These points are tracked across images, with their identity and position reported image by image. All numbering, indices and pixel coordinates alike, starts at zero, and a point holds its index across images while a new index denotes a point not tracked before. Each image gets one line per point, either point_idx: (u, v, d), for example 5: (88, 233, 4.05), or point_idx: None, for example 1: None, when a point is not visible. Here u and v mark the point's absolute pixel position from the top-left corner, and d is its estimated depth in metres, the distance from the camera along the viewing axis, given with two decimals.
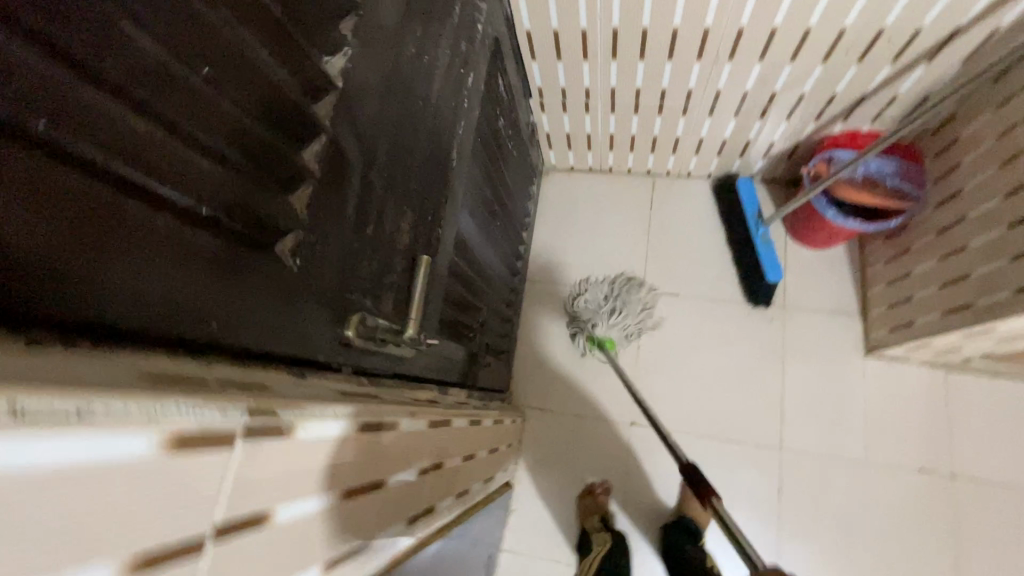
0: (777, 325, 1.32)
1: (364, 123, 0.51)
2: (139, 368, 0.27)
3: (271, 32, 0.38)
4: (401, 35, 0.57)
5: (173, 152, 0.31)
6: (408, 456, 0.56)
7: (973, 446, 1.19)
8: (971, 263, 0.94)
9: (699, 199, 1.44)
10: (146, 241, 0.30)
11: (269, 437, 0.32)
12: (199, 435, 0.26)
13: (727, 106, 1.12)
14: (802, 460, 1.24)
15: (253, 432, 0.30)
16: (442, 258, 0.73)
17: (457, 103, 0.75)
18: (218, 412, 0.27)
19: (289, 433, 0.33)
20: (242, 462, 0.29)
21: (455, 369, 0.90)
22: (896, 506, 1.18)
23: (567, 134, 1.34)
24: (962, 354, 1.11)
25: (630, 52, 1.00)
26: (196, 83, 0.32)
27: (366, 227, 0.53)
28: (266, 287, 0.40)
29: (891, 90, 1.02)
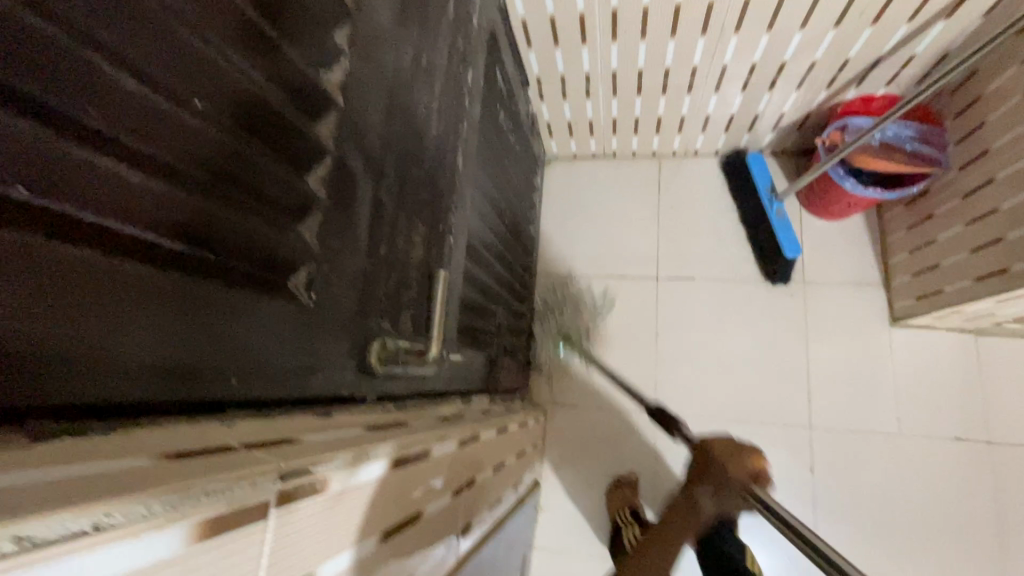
0: (798, 302, 1.29)
1: (370, 137, 0.48)
2: (157, 445, 0.25)
3: (261, 53, 0.35)
4: (399, 38, 0.54)
5: (168, 199, 0.29)
6: (442, 480, 0.54)
7: (1009, 411, 1.16)
8: (1003, 225, 0.90)
9: (708, 177, 1.40)
10: (148, 300, 0.28)
11: (303, 497, 0.29)
12: (232, 516, 0.24)
13: (735, 80, 1.08)
14: (833, 438, 1.21)
15: (286, 497, 0.28)
16: (456, 267, 0.70)
17: (459, 103, 0.71)
18: (248, 486, 0.25)
19: (323, 488, 0.31)
20: (277, 532, 0.27)
21: (476, 377, 0.88)
22: (932, 478, 1.16)
23: (568, 122, 1.30)
24: (994, 318, 1.08)
25: (631, 33, 0.96)
26: (188, 121, 0.29)
27: (380, 247, 0.50)
28: (282, 328, 0.38)
29: (906, 51, 0.97)
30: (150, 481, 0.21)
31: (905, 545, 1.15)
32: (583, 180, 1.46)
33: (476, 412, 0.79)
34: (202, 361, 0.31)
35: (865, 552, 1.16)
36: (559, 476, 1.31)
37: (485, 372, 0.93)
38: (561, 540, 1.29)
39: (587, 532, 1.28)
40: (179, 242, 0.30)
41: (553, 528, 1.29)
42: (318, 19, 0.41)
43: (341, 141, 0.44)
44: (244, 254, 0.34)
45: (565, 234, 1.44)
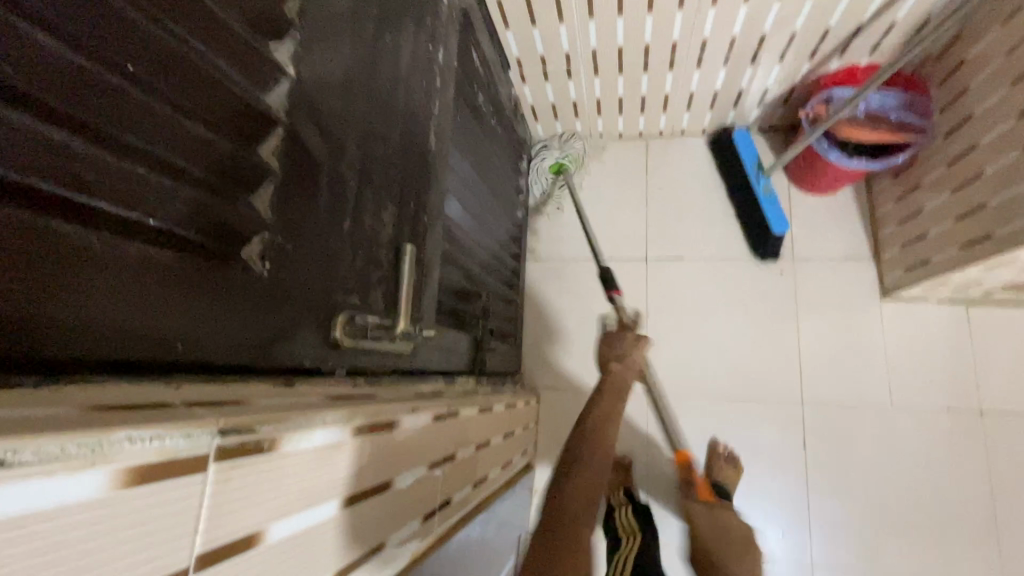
0: (788, 278, 1.28)
1: (327, 111, 0.48)
2: (90, 401, 0.25)
3: (204, 22, 0.35)
4: (358, 15, 0.54)
5: (103, 164, 0.29)
6: (415, 453, 0.54)
7: (1001, 381, 1.15)
8: (987, 192, 0.89)
9: (696, 157, 1.39)
10: (89, 265, 0.28)
11: (249, 454, 0.30)
12: (162, 464, 0.24)
13: (715, 55, 1.07)
14: (824, 412, 1.21)
15: (228, 452, 0.28)
16: (431, 246, 0.70)
17: (428, 82, 0.71)
18: (184, 436, 0.25)
19: (272, 448, 0.32)
20: (218, 486, 0.28)
21: (460, 358, 0.88)
22: (925, 450, 1.16)
23: (552, 104, 1.29)
24: (983, 287, 1.07)
25: (608, 9, 0.95)
26: (125, 87, 0.29)
27: (343, 222, 0.51)
28: (236, 298, 0.38)
29: (887, 18, 0.96)
30: (69, 425, 0.21)
31: (899, 517, 1.15)
32: None
33: (458, 391, 0.79)
34: (147, 328, 0.32)
35: (858, 525, 1.16)
36: (553, 459, 1.32)
37: (470, 354, 0.94)
38: None
39: None
40: (118, 207, 0.30)
41: None
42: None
43: (294, 114, 0.44)
44: (192, 223, 0.34)
45: (554, 218, 1.44)
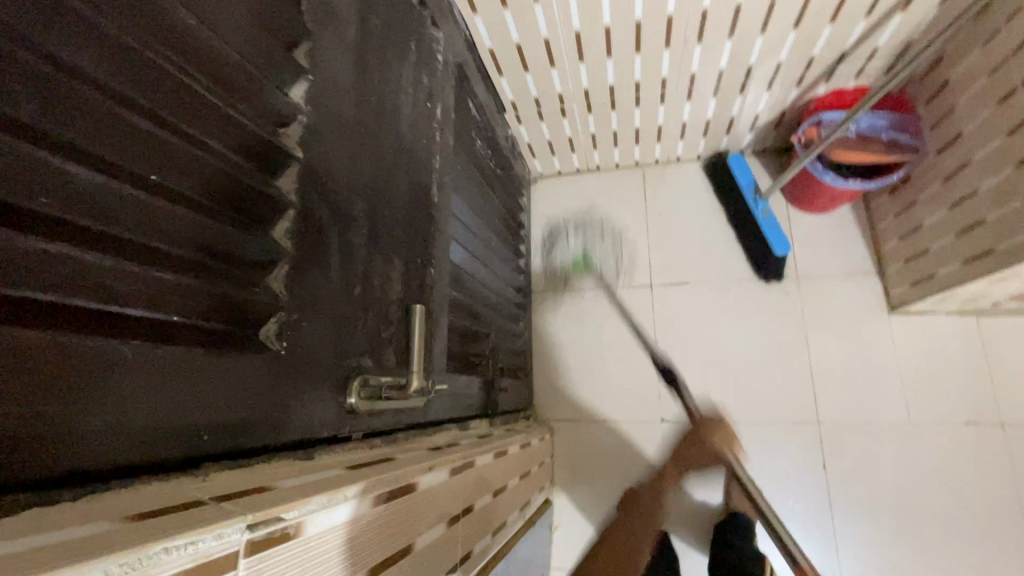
0: (794, 297, 1.29)
1: (335, 184, 0.50)
2: (129, 512, 0.26)
3: (212, 123, 0.37)
4: (361, 86, 0.56)
5: (125, 272, 0.31)
6: (433, 511, 0.54)
7: (1020, 391, 1.14)
8: (983, 207, 0.90)
9: (693, 182, 1.41)
10: (119, 369, 0.30)
11: (275, 544, 0.30)
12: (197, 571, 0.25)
13: (705, 87, 1.10)
14: (842, 432, 1.20)
15: (257, 545, 0.29)
16: (438, 297, 0.72)
17: (429, 138, 0.74)
18: (215, 538, 0.26)
19: (296, 533, 0.32)
20: None
21: (472, 402, 0.89)
22: (949, 465, 1.14)
23: (548, 141, 1.32)
24: (991, 299, 1.07)
25: (597, 52, 0.99)
26: (145, 198, 0.32)
27: (354, 287, 0.52)
28: (255, 378, 0.39)
29: (869, 44, 0.98)
30: (110, 545, 0.22)
31: (928, 537, 1.12)
32: (569, 195, 1.48)
33: (472, 437, 0.80)
34: (177, 420, 0.33)
35: (887, 546, 1.14)
36: (571, 493, 1.31)
37: (482, 395, 0.94)
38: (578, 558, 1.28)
39: None
40: (142, 308, 0.32)
41: (569, 546, 1.28)
42: (271, 82, 0.43)
43: (305, 193, 0.46)
44: (211, 312, 0.36)
45: (557, 250, 1.45)
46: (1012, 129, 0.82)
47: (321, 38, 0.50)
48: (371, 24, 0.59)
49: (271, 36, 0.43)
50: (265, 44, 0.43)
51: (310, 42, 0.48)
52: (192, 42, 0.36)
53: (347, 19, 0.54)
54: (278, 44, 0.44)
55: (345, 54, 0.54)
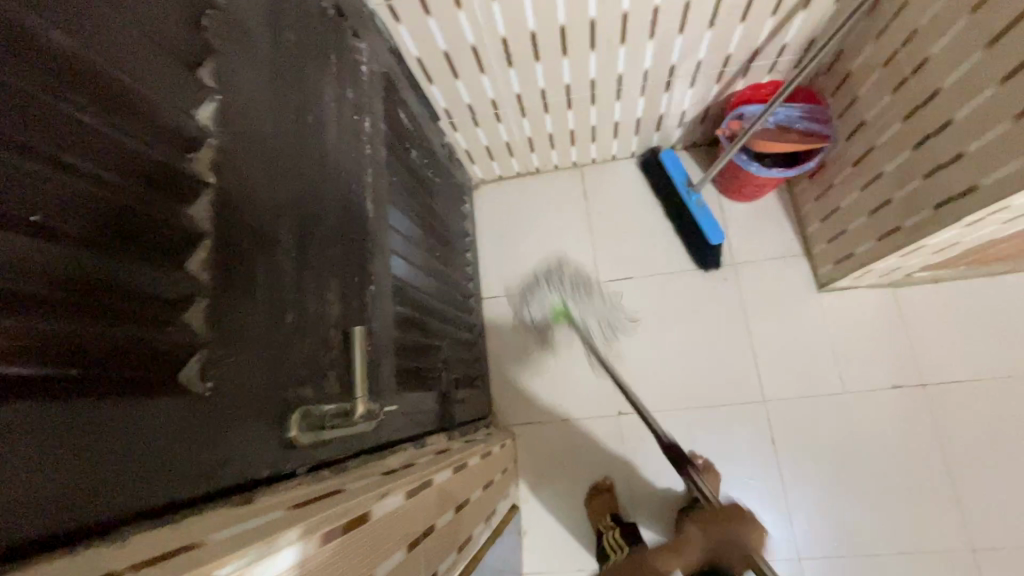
0: (732, 283, 1.34)
1: (258, 207, 0.47)
2: None
3: (106, 157, 0.34)
4: (280, 103, 0.53)
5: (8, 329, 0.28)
6: (391, 540, 0.52)
7: (935, 353, 1.24)
8: (890, 188, 0.97)
9: (630, 179, 1.45)
10: (12, 436, 0.27)
11: None
12: None
13: (632, 87, 1.13)
14: (786, 407, 1.26)
15: None
16: (381, 314, 0.70)
17: (359, 151, 0.72)
18: None
19: None
20: None
21: (428, 417, 0.87)
22: (882, 429, 1.22)
23: (486, 146, 1.32)
24: (904, 270, 1.16)
25: (525, 56, 0.99)
26: (27, 244, 0.29)
27: (286, 314, 0.49)
28: (175, 424, 0.37)
29: (778, 41, 1.04)
30: None
31: (870, 497, 1.20)
32: (512, 199, 1.49)
33: (430, 454, 0.78)
34: (85, 481, 0.31)
35: (835, 510, 1.21)
36: (538, 496, 1.31)
37: (438, 409, 0.92)
38: (550, 559, 1.28)
39: (574, 546, 1.27)
40: (35, 366, 0.29)
41: (540, 549, 1.28)
42: (175, 105, 0.40)
43: (224, 220, 0.43)
44: (119, 359, 0.34)
45: (503, 255, 1.46)
46: (908, 115, 0.88)
47: (229, 55, 0.47)
48: (285, 38, 0.56)
49: (171, 56, 0.41)
50: (164, 66, 0.40)
51: (216, 59, 0.45)
52: (77, 69, 0.33)
53: (258, 33, 0.51)
54: (179, 65, 0.41)
55: (258, 70, 0.51)
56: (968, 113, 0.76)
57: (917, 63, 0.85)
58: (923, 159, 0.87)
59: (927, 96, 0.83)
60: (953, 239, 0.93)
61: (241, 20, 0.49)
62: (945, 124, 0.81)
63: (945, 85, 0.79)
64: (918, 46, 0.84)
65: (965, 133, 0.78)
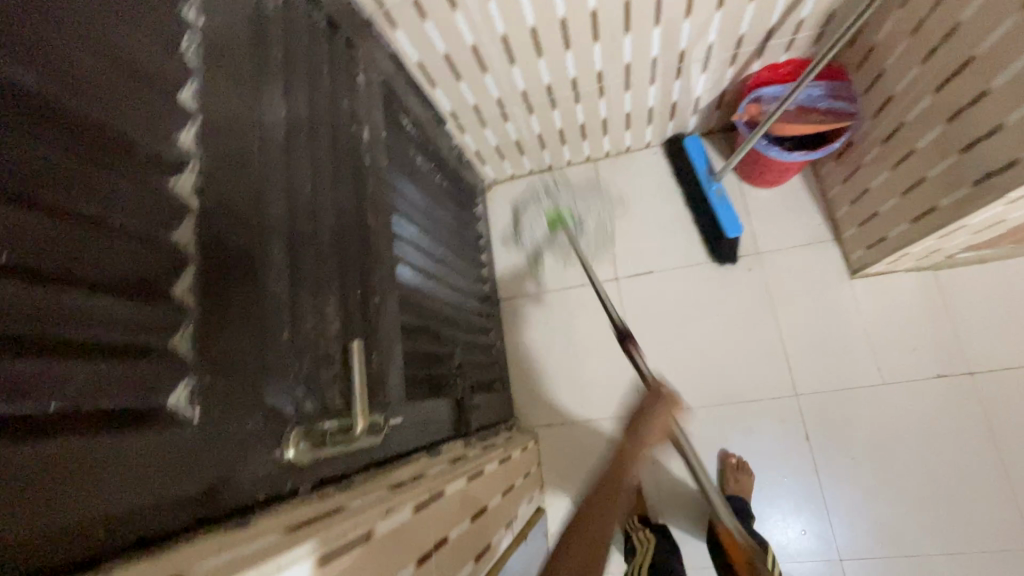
0: (757, 273, 1.29)
1: (247, 228, 0.47)
2: None
3: (70, 189, 0.33)
4: (265, 121, 0.53)
5: (11, 367, 0.29)
6: (397, 560, 0.50)
7: (983, 338, 1.16)
8: (922, 165, 0.90)
9: (648, 169, 1.40)
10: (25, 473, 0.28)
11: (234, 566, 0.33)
12: None
13: (641, 76, 1.09)
14: (819, 400, 1.20)
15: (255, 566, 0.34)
16: (385, 326, 0.69)
17: (357, 161, 0.72)
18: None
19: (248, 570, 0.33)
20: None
21: (443, 424, 0.86)
22: (927, 420, 1.15)
23: (495, 146, 1.30)
24: (945, 252, 1.08)
25: (527, 53, 0.97)
26: (22, 287, 0.30)
27: (281, 333, 0.49)
28: (171, 449, 0.37)
29: (794, 17, 0.99)
30: None
31: (916, 494, 1.13)
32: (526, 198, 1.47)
33: (444, 463, 0.77)
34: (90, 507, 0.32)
35: (878, 508, 1.14)
36: (564, 496, 1.28)
37: (452, 416, 0.91)
38: None
39: None
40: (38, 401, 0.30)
41: None
42: (147, 130, 0.40)
43: (209, 245, 0.43)
44: (104, 389, 0.34)
45: (520, 254, 1.44)
46: (939, 86, 0.82)
47: (212, 75, 0.47)
48: (271, 55, 0.56)
49: (137, 80, 0.40)
50: (138, 91, 0.40)
51: (194, 83, 0.45)
52: (30, 95, 0.32)
53: (241, 53, 0.51)
54: (158, 93, 0.41)
55: (244, 91, 0.50)
56: (1008, 79, 0.69)
57: (948, 29, 0.78)
58: (957, 134, 0.80)
59: (959, 66, 0.77)
60: (995, 217, 0.86)
61: (224, 42, 0.49)
62: (982, 94, 0.74)
63: (980, 51, 0.72)
64: (949, 12, 0.77)
65: (1004, 101, 0.71)
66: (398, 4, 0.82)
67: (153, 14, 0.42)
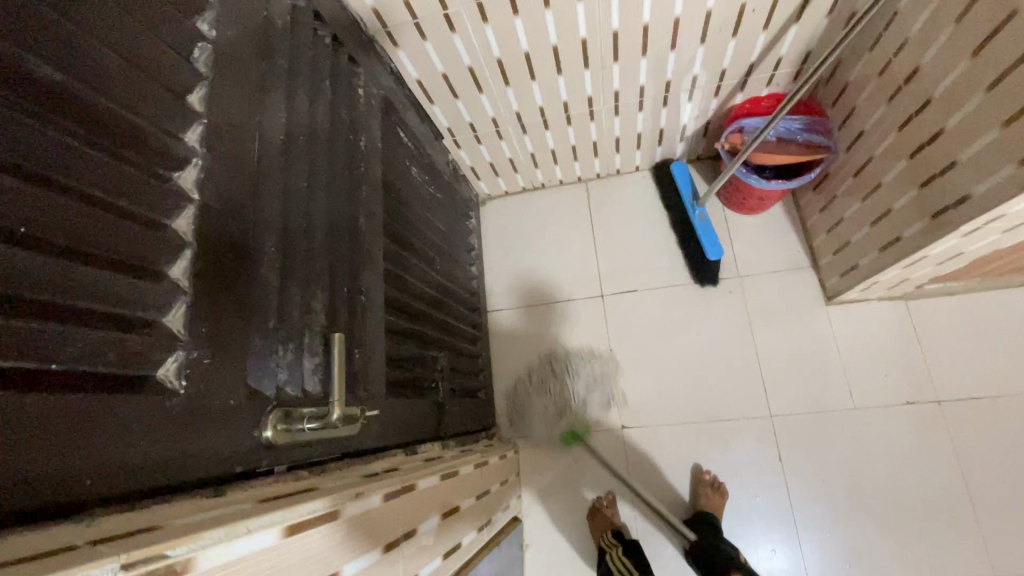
0: (737, 296, 1.33)
1: (243, 221, 0.51)
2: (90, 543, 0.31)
3: (85, 175, 0.37)
4: (267, 125, 0.57)
5: (19, 326, 0.32)
6: (364, 540, 0.53)
7: (952, 368, 1.20)
8: (889, 198, 0.95)
9: (636, 192, 1.45)
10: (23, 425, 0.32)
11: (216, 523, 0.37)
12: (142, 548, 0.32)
13: (630, 102, 1.15)
14: (794, 422, 1.23)
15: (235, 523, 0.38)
16: (370, 324, 0.73)
17: (353, 167, 0.76)
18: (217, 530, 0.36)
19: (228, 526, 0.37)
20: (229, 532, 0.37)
21: (422, 425, 0.89)
22: (896, 445, 1.18)
23: (490, 163, 1.35)
24: (915, 282, 1.13)
25: (521, 76, 1.03)
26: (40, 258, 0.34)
27: (268, 321, 0.53)
28: (157, 417, 0.41)
29: (773, 54, 1.05)
30: None
31: (884, 518, 1.15)
32: (518, 214, 1.52)
33: (419, 460, 0.79)
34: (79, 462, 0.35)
35: (847, 529, 1.16)
36: (541, 507, 1.30)
37: (432, 418, 0.94)
38: None
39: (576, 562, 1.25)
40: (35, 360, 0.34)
41: (544, 563, 1.26)
42: (157, 127, 0.44)
43: (207, 234, 0.47)
44: (102, 355, 0.38)
45: (510, 268, 1.48)
46: (903, 124, 0.87)
47: (221, 81, 0.51)
48: (276, 66, 0.60)
49: (154, 79, 0.44)
50: (152, 92, 0.44)
51: (203, 88, 0.49)
52: (57, 90, 0.36)
53: (249, 63, 0.55)
54: (170, 93, 0.46)
55: (249, 97, 0.55)
56: (959, 120, 0.75)
57: (909, 72, 0.83)
58: (919, 169, 0.85)
59: (919, 107, 0.82)
60: (955, 249, 0.90)
61: (233, 53, 0.53)
62: (938, 133, 0.79)
63: (936, 93, 0.78)
64: (910, 57, 0.83)
65: (958, 140, 0.76)
66: (400, 25, 0.88)
67: (172, 24, 0.47)
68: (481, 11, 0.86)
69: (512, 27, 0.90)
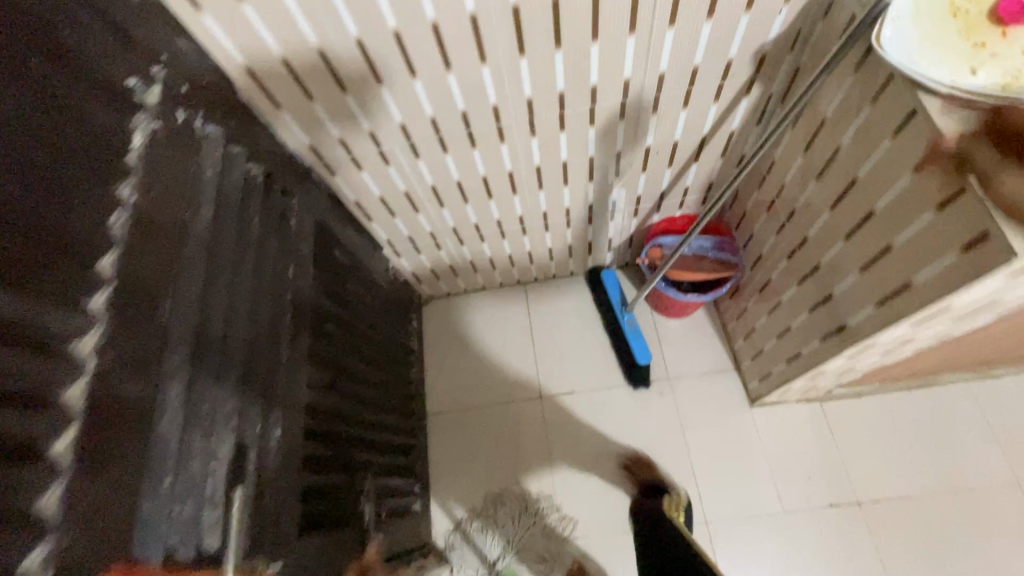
0: (669, 398, 1.38)
1: (142, 381, 0.51)
2: None
3: None
4: (182, 276, 0.59)
5: None
6: None
7: (867, 469, 1.26)
8: (788, 316, 1.04)
9: (572, 295, 1.53)
10: None
11: None
12: None
13: (558, 220, 1.25)
14: (729, 528, 1.25)
15: None
16: (282, 458, 0.71)
17: (279, 295, 0.78)
18: None
19: None
20: None
21: (340, 559, 0.85)
22: (825, 550, 1.21)
23: (431, 269, 1.41)
24: (824, 388, 1.21)
25: (454, 199, 1.11)
26: None
27: (161, 479, 0.52)
28: None
29: (681, 184, 1.18)
30: None
31: None
32: (460, 315, 1.55)
33: None
34: None
35: None
36: None
37: (354, 548, 0.90)
38: None
39: None
40: None
41: None
42: (51, 302, 0.45)
43: (98, 403, 0.47)
44: None
45: (450, 370, 1.49)
46: (790, 254, 0.98)
47: (135, 245, 0.53)
48: (200, 214, 0.63)
49: (57, 257, 0.46)
50: (52, 270, 0.45)
51: (116, 252, 0.51)
52: None
53: (169, 219, 0.58)
54: (76, 266, 0.47)
55: (165, 253, 0.57)
56: (830, 259, 0.85)
57: (789, 211, 0.96)
58: (807, 295, 0.95)
59: (799, 242, 0.94)
60: (847, 366, 0.99)
61: (153, 212, 0.56)
62: (816, 267, 0.90)
63: (810, 233, 0.90)
64: (788, 199, 0.95)
65: (831, 276, 0.86)
66: (337, 158, 0.94)
67: (86, 198, 0.49)
68: (413, 148, 0.94)
69: (443, 161, 0.98)
